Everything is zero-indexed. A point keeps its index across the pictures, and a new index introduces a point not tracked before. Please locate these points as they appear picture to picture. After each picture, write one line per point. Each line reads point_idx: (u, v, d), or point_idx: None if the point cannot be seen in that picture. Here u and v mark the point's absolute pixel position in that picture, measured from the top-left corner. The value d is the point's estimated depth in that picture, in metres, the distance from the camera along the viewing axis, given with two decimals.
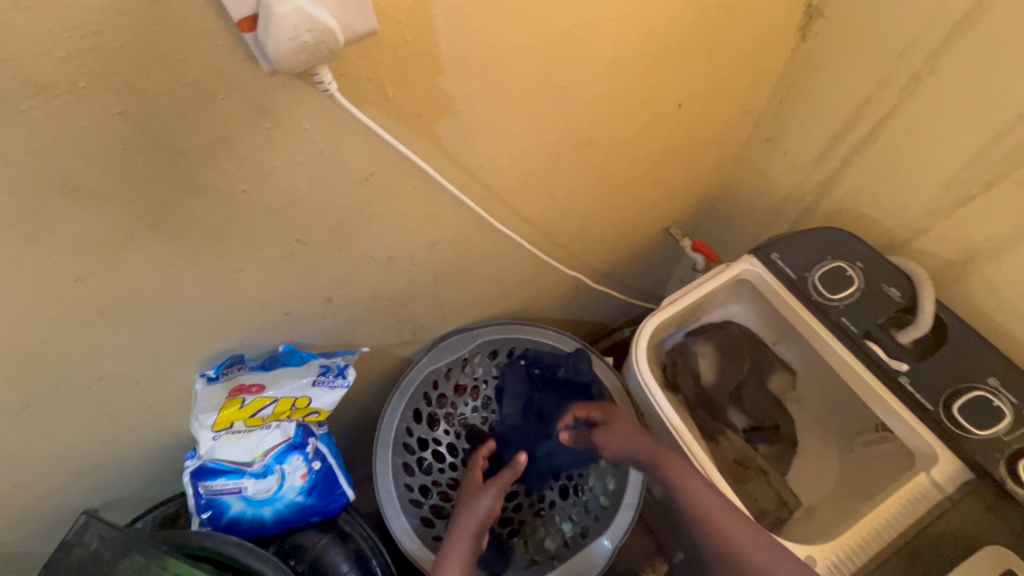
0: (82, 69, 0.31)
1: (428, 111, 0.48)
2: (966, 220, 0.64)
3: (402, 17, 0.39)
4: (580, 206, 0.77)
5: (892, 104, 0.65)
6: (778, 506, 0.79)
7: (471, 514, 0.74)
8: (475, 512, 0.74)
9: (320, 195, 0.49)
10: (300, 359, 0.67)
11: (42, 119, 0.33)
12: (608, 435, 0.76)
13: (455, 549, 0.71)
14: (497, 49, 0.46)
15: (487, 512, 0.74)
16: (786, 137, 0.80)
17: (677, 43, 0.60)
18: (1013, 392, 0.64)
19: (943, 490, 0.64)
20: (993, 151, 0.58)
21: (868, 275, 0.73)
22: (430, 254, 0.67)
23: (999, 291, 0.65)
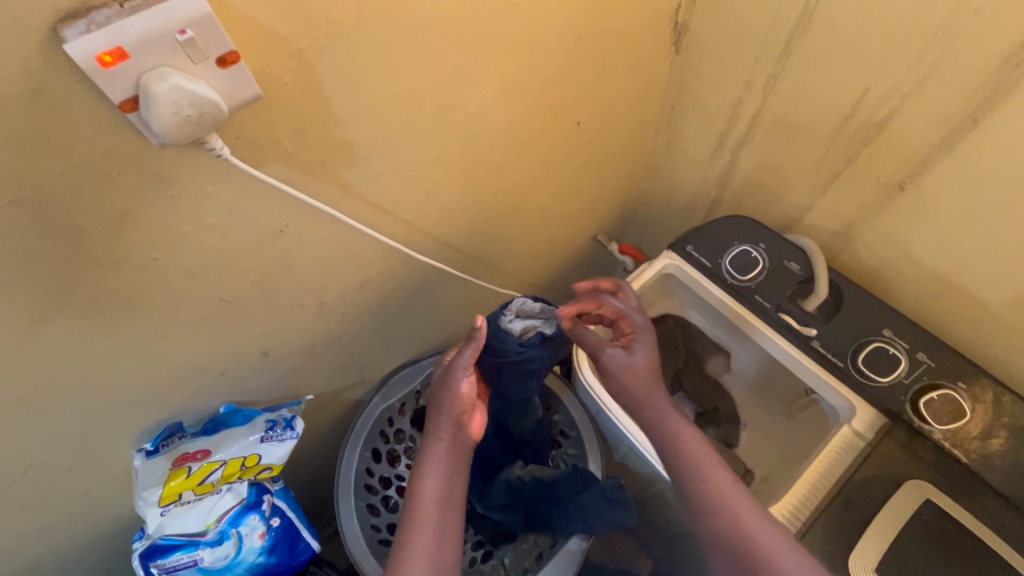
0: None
1: (333, 160, 0.51)
2: (838, 193, 0.72)
3: (287, 79, 0.42)
4: (504, 228, 0.81)
5: (760, 101, 0.73)
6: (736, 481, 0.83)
7: (448, 414, 0.68)
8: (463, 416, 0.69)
9: (237, 252, 0.51)
10: (244, 417, 0.67)
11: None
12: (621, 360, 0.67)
13: (434, 455, 0.65)
14: (387, 96, 0.50)
15: (460, 406, 0.68)
16: (682, 140, 0.87)
17: (561, 70, 0.65)
18: (905, 339, 0.72)
19: (863, 437, 0.70)
20: (846, 132, 0.66)
21: (771, 254, 0.80)
22: (362, 293, 0.69)
23: (878, 251, 0.73)
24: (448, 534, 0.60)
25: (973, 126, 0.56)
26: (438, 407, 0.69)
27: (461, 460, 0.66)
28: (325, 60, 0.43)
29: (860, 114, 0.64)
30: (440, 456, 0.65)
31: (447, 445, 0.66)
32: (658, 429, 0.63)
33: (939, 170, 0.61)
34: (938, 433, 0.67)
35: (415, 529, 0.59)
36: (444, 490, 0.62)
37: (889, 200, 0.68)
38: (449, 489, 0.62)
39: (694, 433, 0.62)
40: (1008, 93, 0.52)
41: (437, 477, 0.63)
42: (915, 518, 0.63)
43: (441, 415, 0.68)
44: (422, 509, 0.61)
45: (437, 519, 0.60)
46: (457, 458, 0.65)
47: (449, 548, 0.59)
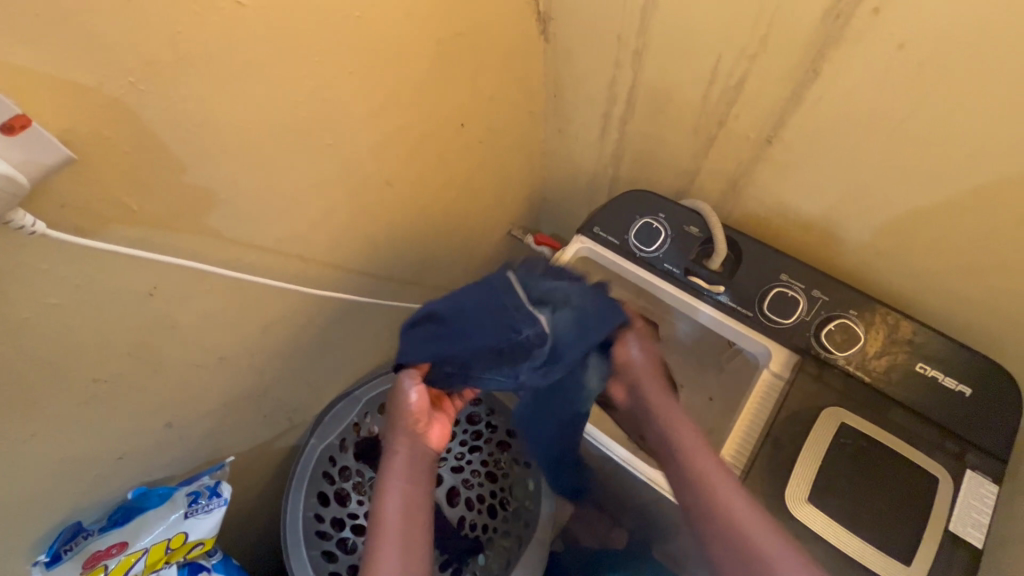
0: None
1: (192, 210, 0.47)
2: (718, 155, 0.76)
3: (108, 133, 0.38)
4: (409, 242, 0.79)
5: (630, 78, 0.75)
6: None
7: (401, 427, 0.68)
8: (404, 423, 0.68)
9: (101, 327, 0.46)
10: (160, 498, 0.61)
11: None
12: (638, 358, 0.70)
13: (395, 470, 0.65)
14: (238, 132, 0.46)
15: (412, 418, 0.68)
16: (570, 125, 0.89)
17: (429, 76, 0.63)
18: (801, 279, 0.77)
19: (781, 377, 0.74)
20: (712, 97, 0.69)
21: (670, 222, 0.83)
22: (266, 339, 0.65)
23: (764, 202, 0.78)
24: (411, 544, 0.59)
25: (815, 76, 0.60)
26: (395, 417, 0.69)
27: (419, 470, 0.66)
28: (151, 105, 0.39)
29: (720, 78, 0.67)
30: (400, 472, 0.65)
31: (405, 456, 0.66)
32: (671, 458, 0.64)
33: (798, 121, 0.65)
34: (842, 360, 0.73)
35: (379, 549, 0.58)
36: (407, 504, 0.62)
37: (762, 154, 0.72)
38: (410, 502, 0.62)
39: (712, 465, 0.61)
40: (835, 42, 0.56)
41: (398, 495, 0.62)
42: (836, 443, 0.68)
43: (396, 430, 0.69)
44: (386, 510, 0.61)
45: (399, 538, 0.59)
46: (414, 469, 0.65)
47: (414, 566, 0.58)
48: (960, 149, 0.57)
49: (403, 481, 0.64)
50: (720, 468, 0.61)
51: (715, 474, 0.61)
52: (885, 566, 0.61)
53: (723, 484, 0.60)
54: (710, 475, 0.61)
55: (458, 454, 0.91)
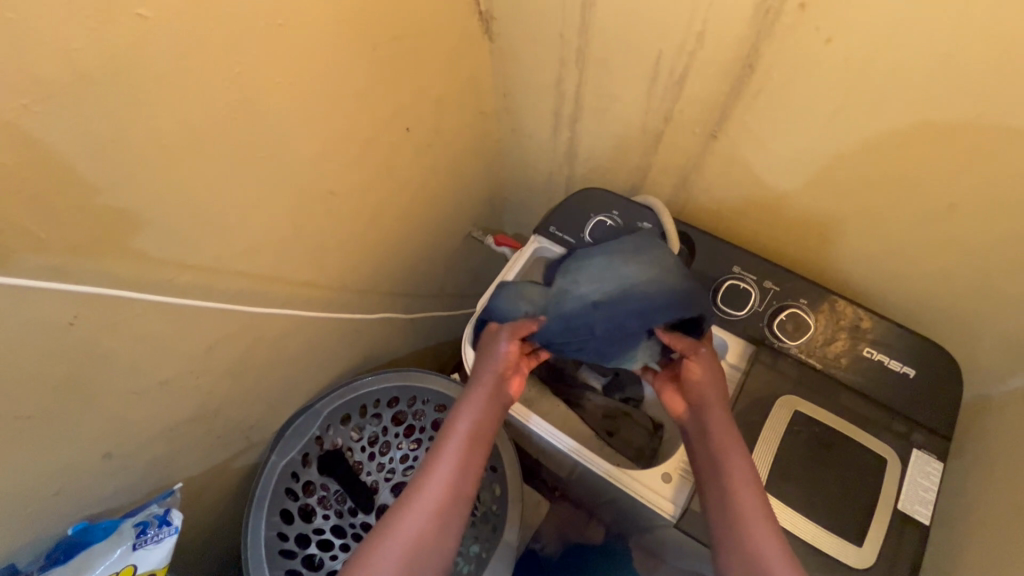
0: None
1: (111, 234, 0.45)
2: (668, 151, 0.76)
3: (2, 163, 0.36)
4: (361, 251, 0.78)
5: (577, 77, 0.74)
6: (651, 438, 0.85)
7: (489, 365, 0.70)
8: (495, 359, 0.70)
9: (19, 362, 0.44)
10: (104, 531, 0.58)
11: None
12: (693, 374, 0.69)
13: (472, 398, 0.67)
14: (155, 152, 0.44)
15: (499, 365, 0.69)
16: (522, 125, 0.88)
17: (367, 82, 0.62)
18: (752, 271, 0.77)
19: (738, 367, 0.77)
20: (656, 94, 0.70)
21: (624, 218, 0.83)
22: (212, 359, 0.63)
23: (714, 196, 0.79)
24: (468, 463, 0.63)
25: (751, 72, 0.60)
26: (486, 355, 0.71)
27: (495, 410, 0.68)
28: (50, 133, 0.37)
29: (662, 75, 0.67)
30: (478, 400, 0.67)
31: (487, 392, 0.68)
32: (711, 475, 0.63)
33: (740, 115, 0.66)
34: (794, 348, 0.74)
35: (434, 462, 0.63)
36: (477, 431, 0.65)
37: (709, 149, 0.72)
38: (478, 431, 0.65)
39: (755, 501, 0.60)
40: (769, 37, 0.56)
41: (469, 419, 0.66)
42: (790, 431, 0.69)
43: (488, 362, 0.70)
44: (451, 442, 0.64)
45: (451, 477, 0.62)
46: (488, 408, 0.67)
47: (446, 513, 0.60)
48: (892, 140, 0.58)
49: (478, 416, 0.66)
50: (756, 497, 0.60)
51: (752, 499, 0.60)
52: (839, 548, 0.63)
53: (753, 511, 0.59)
54: (744, 498, 0.60)
55: (424, 461, 0.90)
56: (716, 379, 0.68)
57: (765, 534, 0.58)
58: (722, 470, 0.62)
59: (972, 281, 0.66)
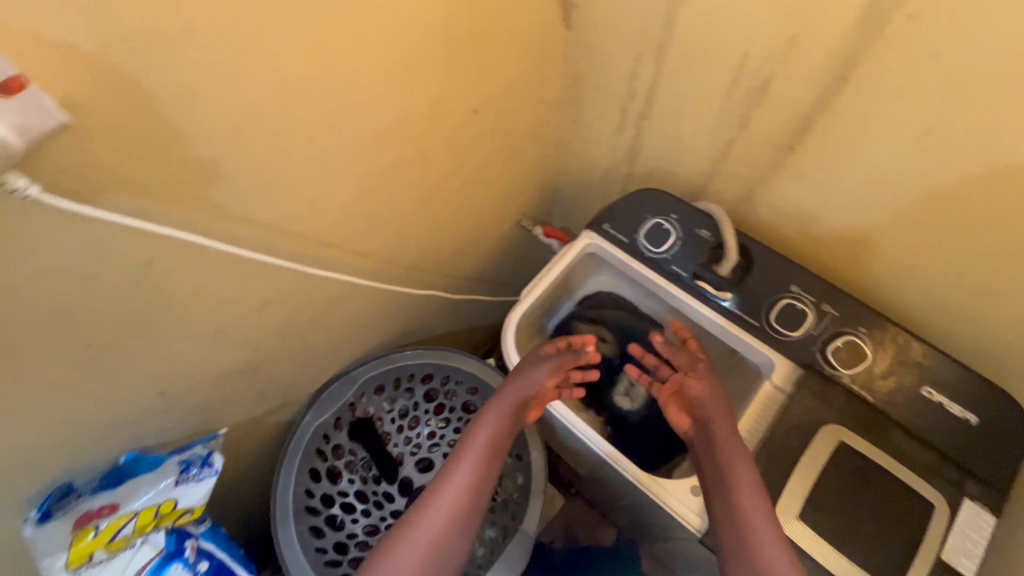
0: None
1: (193, 183, 0.46)
2: (738, 160, 0.74)
3: (107, 107, 0.38)
4: (415, 226, 0.79)
5: (652, 73, 0.73)
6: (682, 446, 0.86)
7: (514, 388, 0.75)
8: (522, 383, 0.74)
9: (96, 296, 0.46)
10: (151, 464, 0.62)
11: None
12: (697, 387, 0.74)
13: (489, 418, 0.73)
14: (243, 108, 0.46)
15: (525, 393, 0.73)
16: (587, 117, 0.87)
17: (443, 60, 0.62)
18: (811, 292, 0.75)
19: (783, 390, 0.74)
20: (735, 98, 0.67)
21: (682, 224, 0.81)
22: (266, 314, 0.65)
23: (780, 211, 0.76)
24: (479, 480, 0.69)
25: (842, 85, 0.57)
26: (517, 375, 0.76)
27: (509, 429, 0.73)
28: (152, 82, 0.39)
29: (744, 80, 0.64)
30: (493, 422, 0.72)
31: (507, 415, 0.73)
32: (716, 479, 0.65)
33: (821, 128, 0.63)
34: (846, 377, 0.71)
35: (449, 477, 0.68)
36: (490, 450, 0.71)
37: (782, 161, 0.69)
38: (491, 448, 0.71)
39: (759, 510, 0.61)
40: (867, 50, 0.53)
41: (484, 437, 0.71)
42: (835, 463, 0.66)
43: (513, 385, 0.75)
44: (468, 456, 0.70)
45: (469, 483, 0.68)
46: (504, 426, 0.73)
47: (469, 501, 0.67)
48: (988, 171, 0.55)
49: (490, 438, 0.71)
50: (759, 505, 0.62)
51: (755, 507, 0.62)
52: None
53: (758, 519, 0.61)
54: (748, 509, 0.62)
55: (450, 440, 0.92)
56: (714, 394, 0.72)
57: (770, 545, 0.60)
58: (730, 477, 0.64)
59: None
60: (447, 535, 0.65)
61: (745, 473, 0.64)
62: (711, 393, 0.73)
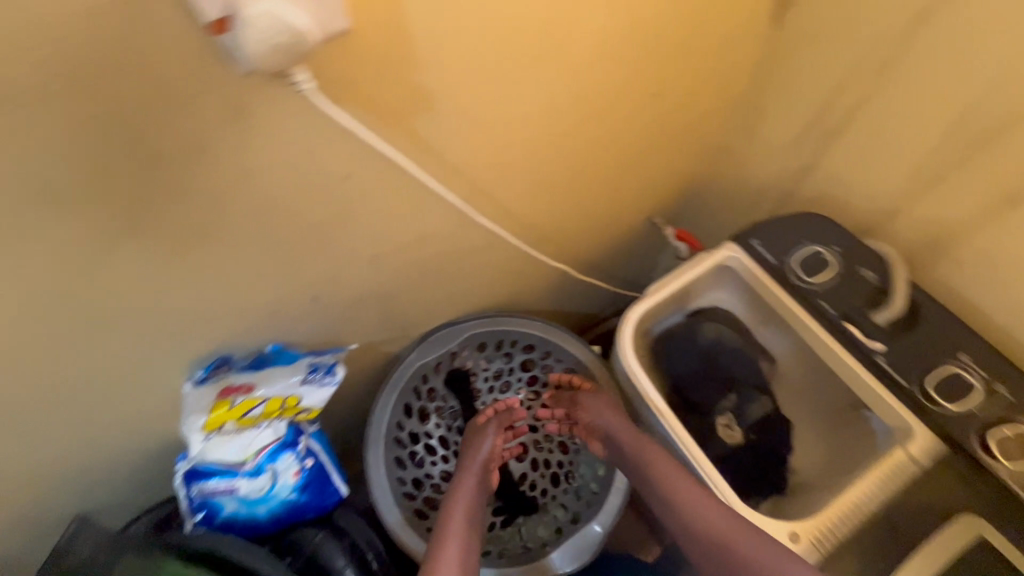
0: (44, 53, 0.32)
1: (411, 108, 0.48)
2: (935, 202, 0.67)
3: (379, 16, 0.40)
4: (562, 199, 0.78)
5: (862, 89, 0.67)
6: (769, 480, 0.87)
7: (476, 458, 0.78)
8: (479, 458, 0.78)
9: (300, 193, 0.50)
10: (289, 358, 0.67)
11: (6, 109, 0.33)
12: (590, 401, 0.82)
13: (464, 484, 0.75)
14: (476, 45, 0.48)
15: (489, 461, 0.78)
16: (763, 125, 0.82)
17: (652, 33, 0.61)
18: (986, 368, 0.67)
19: (918, 463, 0.66)
20: (961, 132, 0.61)
21: (845, 259, 0.75)
22: (415, 250, 0.67)
23: (967, 270, 0.68)
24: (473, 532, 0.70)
25: None
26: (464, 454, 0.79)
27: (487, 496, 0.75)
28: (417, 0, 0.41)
29: (979, 112, 0.58)
30: (467, 490, 0.74)
31: (475, 480, 0.76)
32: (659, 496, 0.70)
33: None
34: (1005, 472, 0.62)
35: (444, 535, 0.68)
36: (470, 509, 0.72)
37: (994, 215, 0.62)
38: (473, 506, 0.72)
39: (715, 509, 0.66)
40: None
41: (464, 497, 0.73)
42: (966, 558, 0.61)
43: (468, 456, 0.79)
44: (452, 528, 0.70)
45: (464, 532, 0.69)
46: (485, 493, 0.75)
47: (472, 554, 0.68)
48: None
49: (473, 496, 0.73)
50: (710, 498, 0.67)
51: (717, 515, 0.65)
52: None
53: (714, 512, 0.65)
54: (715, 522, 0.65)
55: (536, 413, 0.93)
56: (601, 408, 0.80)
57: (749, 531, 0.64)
58: (674, 494, 0.68)
59: None
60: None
61: (671, 470, 0.70)
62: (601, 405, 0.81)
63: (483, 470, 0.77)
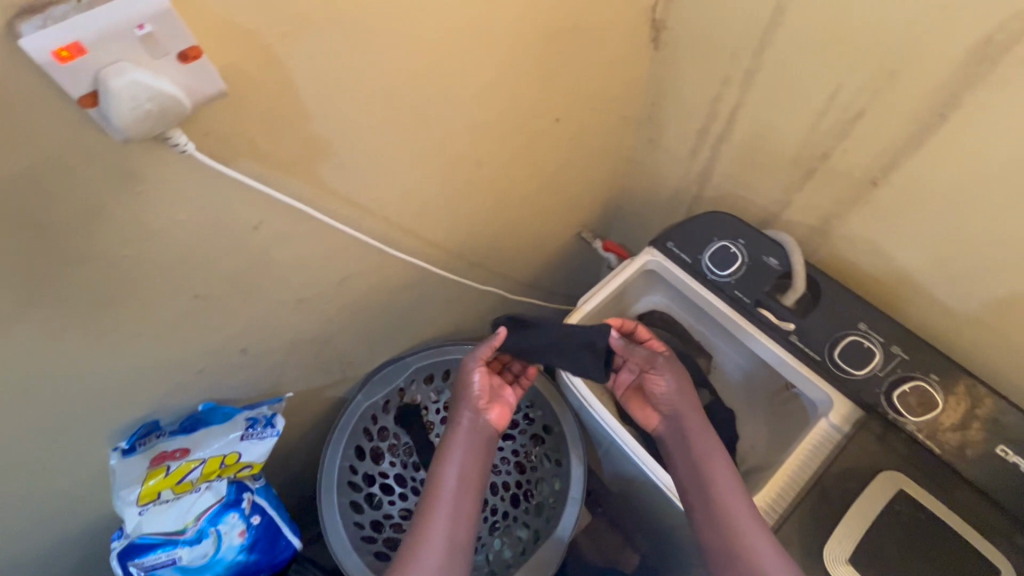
0: None
1: (305, 156, 0.50)
2: (815, 189, 0.73)
3: (259, 75, 0.42)
4: (485, 225, 0.81)
5: (736, 99, 0.73)
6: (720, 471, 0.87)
7: (466, 403, 0.72)
8: (470, 394, 0.73)
9: (210, 250, 0.51)
10: (223, 416, 0.67)
11: None
12: (667, 364, 0.74)
13: (456, 441, 0.69)
14: (361, 91, 0.50)
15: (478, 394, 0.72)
16: (664, 136, 0.88)
17: (539, 67, 0.65)
18: (881, 332, 0.73)
19: (839, 430, 0.71)
20: (820, 127, 0.67)
21: (749, 250, 0.81)
22: (342, 290, 0.69)
23: (855, 247, 0.75)
24: (463, 515, 0.64)
25: (942, 121, 0.57)
26: (458, 395, 0.74)
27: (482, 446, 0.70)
28: (296, 61, 0.43)
29: (834, 109, 0.64)
30: (461, 445, 0.68)
31: (471, 436, 0.70)
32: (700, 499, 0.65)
33: (910, 164, 0.62)
34: (911, 425, 0.68)
35: (433, 508, 0.64)
36: (463, 478, 0.66)
37: (864, 196, 0.69)
38: (467, 476, 0.66)
39: (744, 510, 0.63)
40: (975, 86, 0.52)
41: (456, 466, 0.67)
42: (892, 509, 0.64)
43: (461, 403, 0.73)
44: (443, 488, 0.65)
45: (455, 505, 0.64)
46: (477, 444, 0.69)
47: (462, 529, 0.64)
48: None
49: (465, 471, 0.67)
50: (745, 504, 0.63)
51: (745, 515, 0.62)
52: None
53: (744, 516, 0.62)
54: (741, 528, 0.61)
55: None
56: (681, 388, 0.73)
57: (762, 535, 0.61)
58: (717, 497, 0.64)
59: None
60: (452, 551, 0.62)
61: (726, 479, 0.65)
62: (677, 370, 0.74)
63: (476, 408, 0.72)
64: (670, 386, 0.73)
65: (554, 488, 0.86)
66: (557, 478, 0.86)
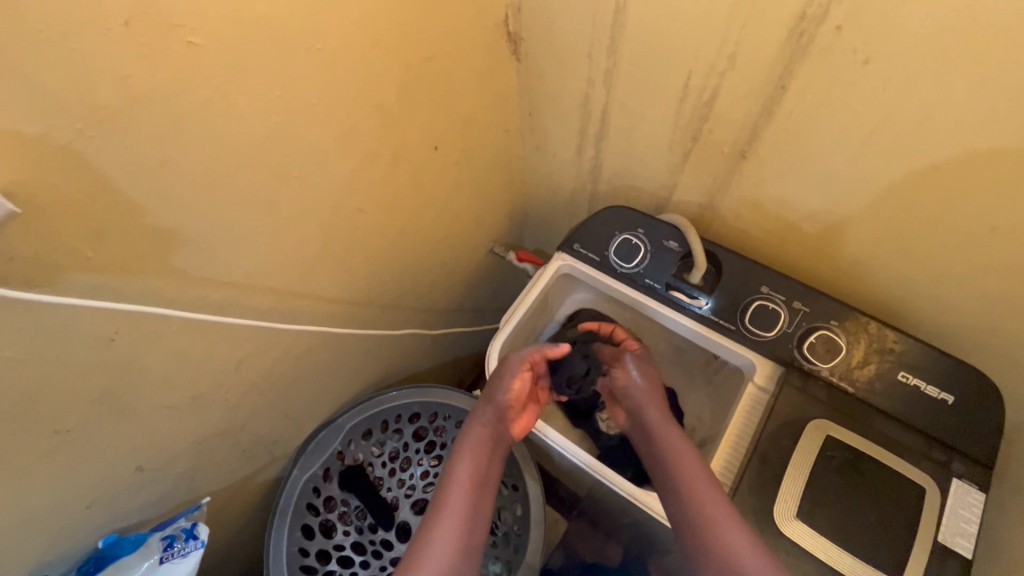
0: None
1: (151, 251, 0.45)
2: (695, 169, 0.76)
3: (58, 180, 0.37)
4: (386, 267, 0.78)
5: (603, 97, 0.75)
6: None
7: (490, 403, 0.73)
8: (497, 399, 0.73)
9: (61, 378, 0.45)
10: (133, 544, 0.59)
11: None
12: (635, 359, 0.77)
13: (471, 443, 0.70)
14: (200, 170, 0.45)
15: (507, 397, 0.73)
16: (548, 142, 0.88)
17: (399, 101, 0.62)
18: (781, 291, 0.77)
19: (766, 390, 0.75)
20: (683, 112, 0.70)
21: (650, 237, 0.83)
22: (241, 373, 0.63)
23: (742, 215, 0.79)
24: (475, 517, 0.64)
25: (783, 92, 0.60)
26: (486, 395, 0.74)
27: (493, 450, 0.70)
28: (104, 155, 0.38)
29: (692, 94, 0.67)
30: (474, 445, 0.70)
31: (488, 435, 0.71)
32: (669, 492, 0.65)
33: (768, 133, 0.65)
34: (824, 370, 0.73)
35: (446, 504, 0.64)
36: (477, 476, 0.67)
37: (737, 168, 0.72)
38: (481, 477, 0.67)
39: (710, 492, 0.63)
40: (804, 56, 0.55)
41: (470, 465, 0.68)
42: (827, 453, 0.68)
43: (488, 404, 0.74)
44: (456, 492, 0.65)
45: (468, 502, 0.64)
46: (490, 445, 0.70)
47: (473, 535, 0.63)
48: (929, 159, 0.57)
49: (479, 471, 0.68)
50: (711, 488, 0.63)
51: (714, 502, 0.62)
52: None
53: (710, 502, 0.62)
54: (709, 511, 0.61)
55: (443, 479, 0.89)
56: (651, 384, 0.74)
57: (728, 519, 0.60)
58: (682, 487, 0.64)
59: (991, 310, 0.66)
60: (461, 553, 0.61)
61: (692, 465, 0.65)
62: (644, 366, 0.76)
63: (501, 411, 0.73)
64: (638, 384, 0.75)
65: (518, 514, 0.84)
66: (517, 504, 0.84)
